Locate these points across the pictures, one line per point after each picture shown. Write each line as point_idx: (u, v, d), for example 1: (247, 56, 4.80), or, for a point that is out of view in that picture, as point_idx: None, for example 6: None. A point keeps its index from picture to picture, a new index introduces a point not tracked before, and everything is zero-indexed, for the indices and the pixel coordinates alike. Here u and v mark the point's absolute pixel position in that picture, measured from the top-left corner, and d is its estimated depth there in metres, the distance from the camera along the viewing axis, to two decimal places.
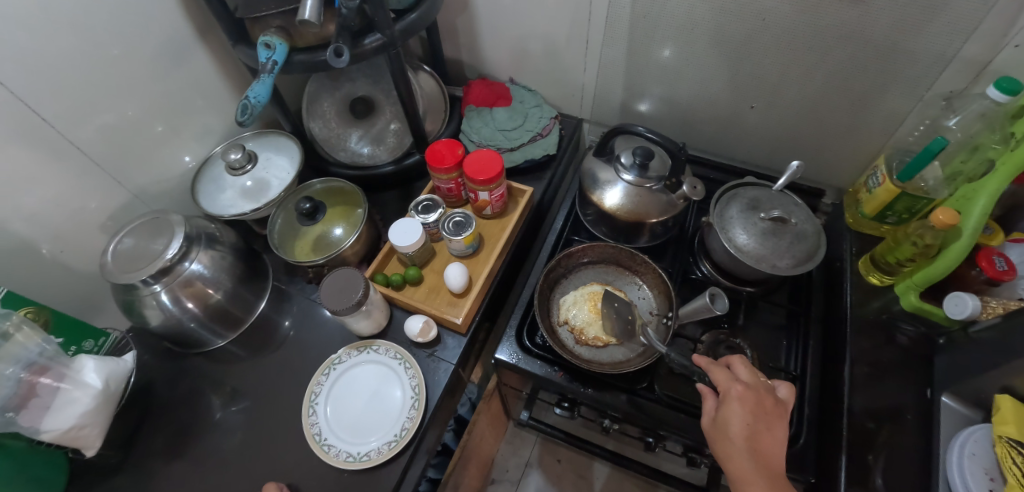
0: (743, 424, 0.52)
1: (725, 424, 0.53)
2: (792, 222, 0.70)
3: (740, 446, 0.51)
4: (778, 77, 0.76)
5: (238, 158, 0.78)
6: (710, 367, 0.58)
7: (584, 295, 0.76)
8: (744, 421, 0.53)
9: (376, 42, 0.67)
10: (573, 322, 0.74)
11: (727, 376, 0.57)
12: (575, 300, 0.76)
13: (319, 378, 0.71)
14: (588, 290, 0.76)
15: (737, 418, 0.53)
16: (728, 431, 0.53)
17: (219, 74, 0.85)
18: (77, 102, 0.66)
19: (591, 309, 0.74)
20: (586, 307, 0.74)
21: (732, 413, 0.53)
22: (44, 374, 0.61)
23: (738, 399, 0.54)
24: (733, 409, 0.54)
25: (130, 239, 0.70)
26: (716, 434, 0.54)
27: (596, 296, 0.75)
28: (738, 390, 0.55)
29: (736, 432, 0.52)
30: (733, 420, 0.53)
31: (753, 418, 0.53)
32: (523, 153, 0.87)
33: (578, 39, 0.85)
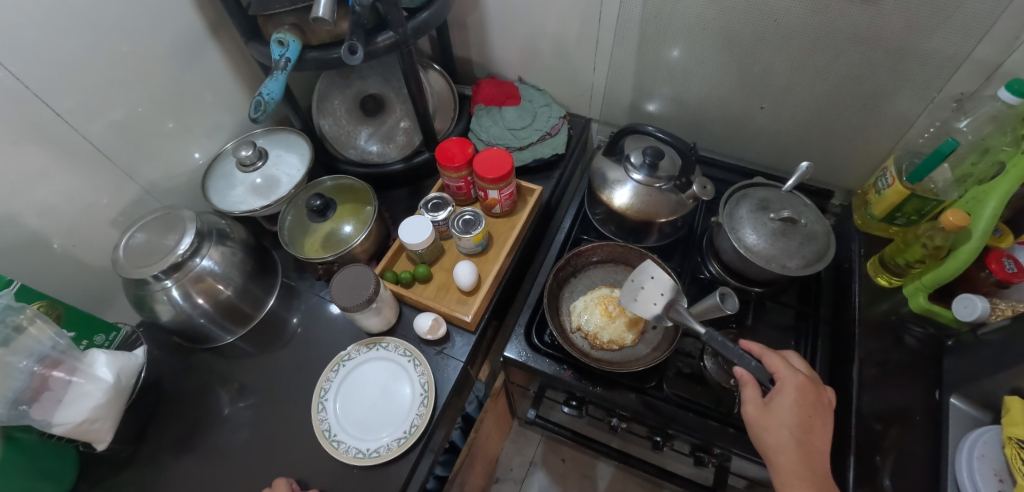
0: (796, 415, 0.52)
1: (777, 412, 0.53)
2: (801, 223, 0.70)
3: (788, 434, 0.52)
4: (789, 77, 0.76)
5: (249, 154, 0.78)
6: (767, 354, 0.57)
7: (596, 297, 0.76)
8: (797, 411, 0.53)
9: (389, 40, 0.67)
10: (586, 325, 0.74)
11: (786, 365, 0.56)
12: (586, 304, 0.76)
13: (329, 374, 0.71)
14: (598, 293, 0.77)
15: (791, 408, 0.53)
16: (779, 418, 0.53)
17: (230, 70, 0.85)
18: (90, 97, 0.67)
19: (603, 314, 0.74)
20: (598, 310, 0.75)
21: (785, 403, 0.53)
22: (57, 368, 0.62)
23: (795, 389, 0.54)
24: (787, 398, 0.53)
25: (142, 234, 0.70)
26: (762, 420, 0.53)
27: (607, 299, 0.75)
28: (798, 382, 0.54)
29: (788, 421, 0.52)
30: (786, 410, 0.53)
31: (807, 412, 0.53)
32: (532, 152, 0.87)
33: (588, 39, 0.85)
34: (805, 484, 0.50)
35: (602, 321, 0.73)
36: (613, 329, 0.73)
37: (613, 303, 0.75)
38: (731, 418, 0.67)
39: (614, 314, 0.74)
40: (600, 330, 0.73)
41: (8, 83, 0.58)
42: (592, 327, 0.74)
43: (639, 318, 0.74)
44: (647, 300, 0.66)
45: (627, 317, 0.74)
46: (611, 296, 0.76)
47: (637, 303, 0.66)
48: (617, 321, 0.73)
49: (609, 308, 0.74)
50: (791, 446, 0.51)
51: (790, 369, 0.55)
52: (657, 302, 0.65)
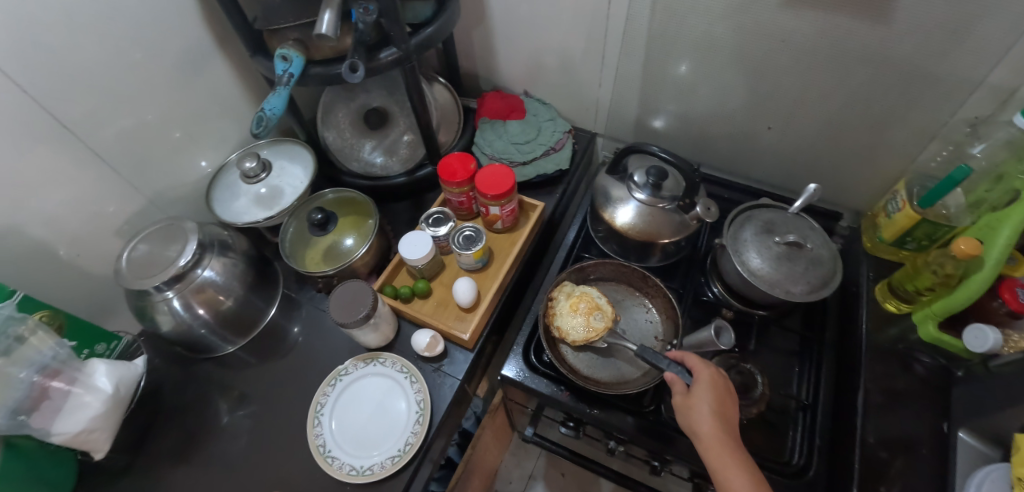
0: (714, 404, 0.55)
1: (695, 403, 0.55)
2: (807, 247, 0.69)
3: (707, 416, 0.54)
4: (796, 97, 0.75)
5: (253, 167, 0.79)
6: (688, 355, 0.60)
7: (577, 290, 0.72)
8: (714, 398, 0.55)
9: (392, 56, 0.67)
10: (555, 305, 0.72)
11: (702, 360, 0.59)
12: (567, 289, 0.72)
13: (326, 389, 0.71)
14: (584, 286, 0.72)
15: (710, 397, 0.55)
16: (700, 409, 0.55)
17: (237, 81, 0.86)
18: (98, 109, 0.68)
19: (569, 304, 0.70)
20: (570, 299, 0.71)
21: (702, 389, 0.56)
22: (56, 378, 0.62)
23: (710, 379, 0.57)
24: (705, 390, 0.56)
25: (145, 245, 0.71)
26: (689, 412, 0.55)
27: (586, 296, 0.71)
28: (709, 373, 0.57)
29: (707, 409, 0.54)
30: (704, 400, 0.55)
31: (722, 401, 0.55)
32: (536, 167, 0.86)
33: (593, 54, 0.84)
34: (735, 467, 0.51)
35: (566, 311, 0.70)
36: (569, 321, 0.69)
37: (587, 302, 0.70)
38: None
39: (582, 312, 0.69)
40: (561, 315, 0.70)
41: (12, 92, 0.58)
42: (558, 307, 0.71)
43: (599, 331, 0.68)
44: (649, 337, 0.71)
45: (589, 321, 0.69)
46: (590, 297, 0.71)
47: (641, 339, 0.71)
48: (581, 318, 0.69)
49: (581, 302, 0.70)
50: (712, 432, 0.53)
51: (703, 361, 0.59)
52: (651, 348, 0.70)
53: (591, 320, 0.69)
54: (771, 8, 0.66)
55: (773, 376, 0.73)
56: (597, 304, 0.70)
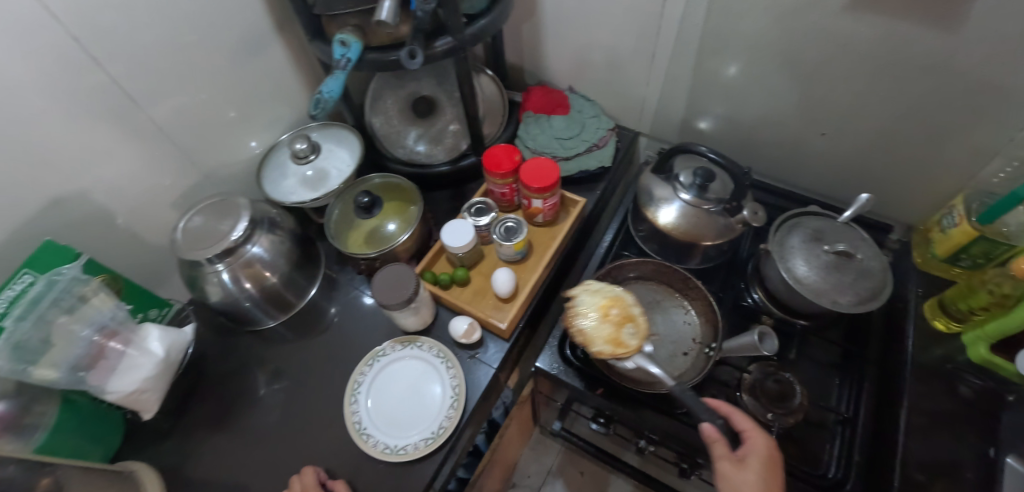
0: (765, 479, 0.53)
1: (745, 473, 0.53)
2: (857, 258, 0.67)
3: (756, 490, 0.51)
4: (852, 105, 0.73)
5: (303, 147, 0.81)
6: (742, 418, 0.57)
7: (610, 294, 0.68)
8: (766, 473, 0.53)
9: (446, 45, 0.68)
10: (576, 305, 0.67)
11: (758, 427, 0.56)
12: (598, 289, 0.69)
13: (364, 368, 0.73)
14: (620, 291, 0.69)
15: (762, 472, 0.53)
16: (750, 482, 0.52)
17: (291, 65, 0.88)
18: (162, 85, 0.71)
19: (598, 307, 0.66)
20: (600, 302, 0.67)
21: (755, 462, 0.54)
22: (113, 338, 0.66)
23: (765, 451, 0.55)
24: (757, 464, 0.53)
25: (199, 218, 0.73)
26: (735, 480, 0.53)
27: (618, 303, 0.66)
28: (767, 445, 0.55)
29: (758, 484, 0.52)
30: (755, 473, 0.53)
31: (773, 478, 0.53)
32: (578, 163, 0.86)
33: (643, 53, 0.83)
34: None
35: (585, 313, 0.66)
36: (593, 324, 0.65)
37: (620, 310, 0.66)
38: None
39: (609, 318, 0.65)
40: (586, 314, 0.66)
41: (84, 62, 0.61)
42: (580, 306, 0.67)
43: (627, 345, 0.63)
44: (686, 339, 0.70)
45: (618, 332, 0.64)
46: (624, 305, 0.67)
47: (679, 342, 0.70)
48: (611, 325, 0.65)
49: (612, 309, 0.66)
50: None
51: (757, 429, 0.56)
52: (689, 351, 0.69)
53: (621, 331, 0.64)
54: (833, 11, 0.64)
55: (814, 388, 0.71)
56: (627, 314, 0.66)
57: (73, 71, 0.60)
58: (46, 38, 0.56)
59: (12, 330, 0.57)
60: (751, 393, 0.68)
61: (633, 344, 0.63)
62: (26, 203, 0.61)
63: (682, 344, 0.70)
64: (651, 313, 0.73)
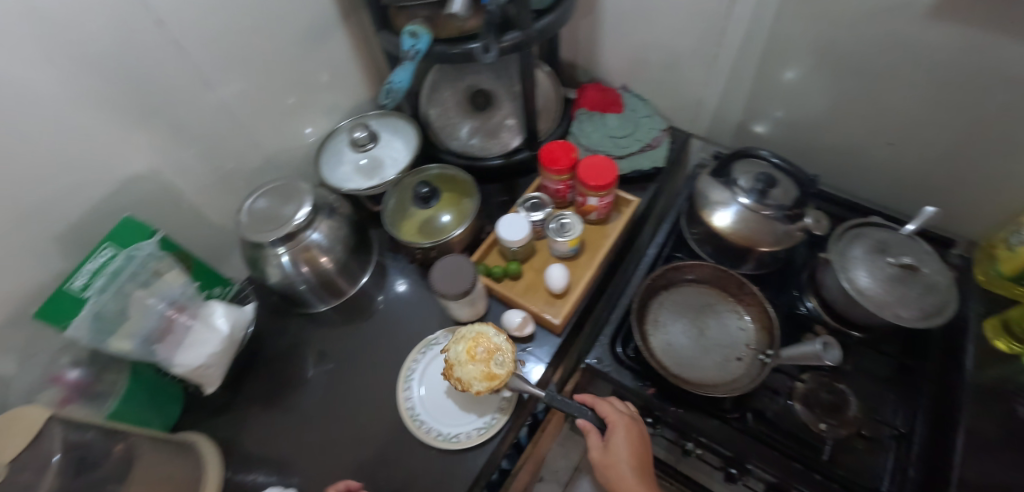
0: (629, 450, 0.62)
1: (613, 450, 0.62)
2: (921, 272, 0.66)
3: (625, 461, 0.61)
4: (923, 115, 0.71)
5: (362, 136, 0.83)
6: (598, 403, 0.67)
7: (471, 333, 0.65)
8: (627, 442, 0.63)
9: (514, 39, 0.68)
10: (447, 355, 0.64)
11: (613, 408, 0.66)
12: (461, 334, 0.65)
13: (417, 355, 0.75)
14: (480, 327, 0.65)
15: (625, 444, 0.62)
16: (618, 455, 0.62)
17: (351, 53, 0.89)
18: (233, 69, 0.72)
19: (465, 346, 0.63)
20: (465, 346, 0.63)
21: (617, 436, 0.63)
22: (182, 312, 0.68)
23: (623, 425, 0.64)
24: (621, 436, 0.63)
25: (263, 200, 0.75)
26: (606, 459, 0.62)
27: (480, 338, 0.64)
28: (622, 420, 0.65)
29: (625, 455, 0.62)
30: (619, 446, 0.62)
31: (637, 447, 0.63)
32: (632, 163, 0.86)
33: (704, 54, 0.82)
34: None
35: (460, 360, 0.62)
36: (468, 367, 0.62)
37: (484, 344, 0.63)
38: (818, 464, 0.64)
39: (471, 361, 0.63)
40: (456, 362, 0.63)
41: (161, 41, 0.62)
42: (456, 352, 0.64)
43: (498, 377, 0.61)
44: (739, 344, 0.70)
45: (489, 368, 0.62)
46: (488, 339, 0.64)
47: (731, 347, 0.70)
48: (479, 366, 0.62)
49: (477, 348, 0.63)
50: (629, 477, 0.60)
51: (614, 407, 0.66)
52: (743, 357, 0.69)
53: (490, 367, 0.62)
54: (913, 19, 0.63)
55: (869, 400, 0.69)
56: (493, 346, 0.63)
57: (151, 50, 0.62)
58: (127, 14, 0.57)
59: (94, 300, 0.60)
60: (803, 402, 0.69)
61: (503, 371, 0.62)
62: (106, 179, 0.64)
63: (735, 348, 0.70)
64: (704, 316, 0.73)
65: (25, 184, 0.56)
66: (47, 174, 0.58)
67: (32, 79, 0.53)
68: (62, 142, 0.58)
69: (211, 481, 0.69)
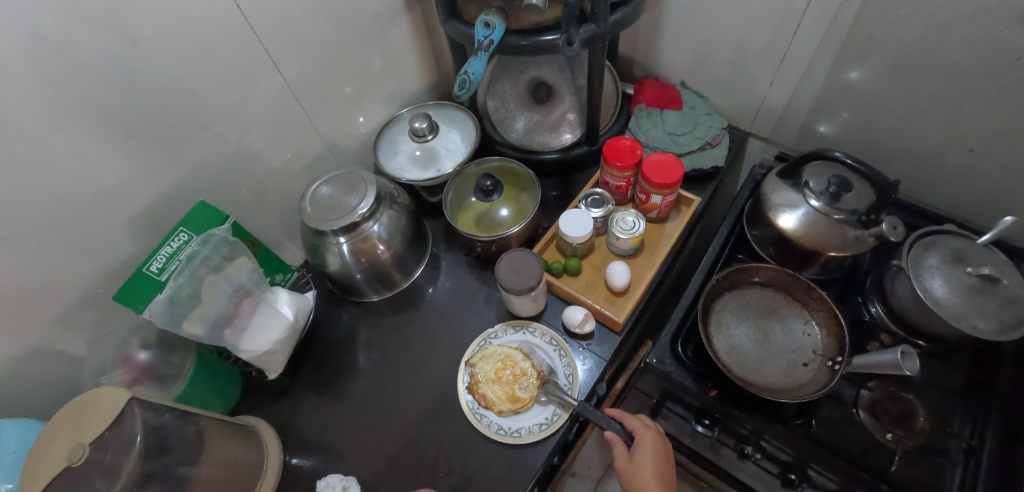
0: (656, 467, 0.60)
1: (639, 462, 0.61)
2: (1002, 284, 0.64)
3: (651, 477, 0.59)
4: (1007, 122, 0.69)
5: (422, 127, 0.82)
6: (627, 414, 0.66)
7: (500, 354, 0.73)
8: (651, 461, 0.60)
9: (589, 33, 0.67)
10: (475, 372, 0.73)
11: (640, 424, 0.65)
12: (490, 353, 0.73)
13: (476, 348, 0.76)
14: (509, 349, 0.73)
15: (652, 460, 0.61)
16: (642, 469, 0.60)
17: (411, 42, 0.89)
18: (304, 56, 0.72)
19: (496, 369, 0.72)
20: (494, 365, 0.72)
21: (645, 452, 0.61)
22: (247, 298, 0.69)
23: (649, 441, 0.63)
24: (649, 453, 0.61)
25: (327, 189, 0.75)
26: (630, 470, 0.61)
27: (508, 362, 0.72)
28: (650, 437, 0.63)
29: (650, 471, 0.59)
30: (646, 461, 0.60)
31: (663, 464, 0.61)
32: (692, 161, 0.84)
33: (774, 51, 0.81)
34: None
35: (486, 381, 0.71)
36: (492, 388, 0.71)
37: (511, 369, 0.71)
38: (886, 475, 0.63)
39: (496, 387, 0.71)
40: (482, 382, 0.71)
41: (237, 23, 0.62)
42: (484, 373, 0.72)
43: (520, 401, 0.69)
44: (805, 350, 0.69)
45: (513, 390, 0.70)
46: (514, 363, 0.72)
47: (797, 352, 0.69)
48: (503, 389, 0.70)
49: (505, 370, 0.71)
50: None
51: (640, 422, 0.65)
52: (809, 362, 0.68)
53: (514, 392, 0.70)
54: (1005, 21, 0.61)
55: (938, 413, 0.68)
56: (519, 371, 0.71)
57: (227, 33, 0.61)
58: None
59: (171, 284, 0.61)
60: (869, 411, 0.68)
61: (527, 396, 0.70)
62: (180, 161, 0.64)
63: (801, 354, 0.69)
64: (769, 320, 0.72)
65: (106, 163, 0.57)
66: (127, 155, 0.59)
67: (117, 58, 0.53)
68: (141, 123, 0.58)
69: (273, 465, 0.69)
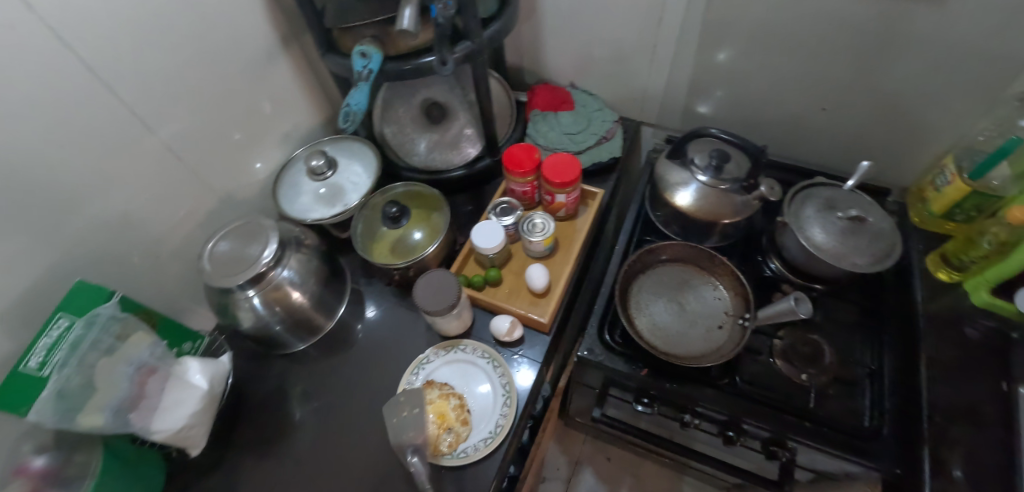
0: None
1: None
2: (869, 221, 0.72)
3: None
4: (845, 81, 0.79)
5: (320, 164, 0.81)
6: None
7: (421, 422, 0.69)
8: None
9: (466, 49, 0.70)
10: None
11: None
12: None
13: (410, 377, 0.73)
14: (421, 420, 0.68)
15: None
16: None
17: (294, 81, 0.87)
18: (178, 111, 0.69)
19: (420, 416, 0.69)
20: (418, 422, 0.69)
21: None
22: (153, 375, 0.64)
23: None
24: None
25: (226, 242, 0.72)
26: None
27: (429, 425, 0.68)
28: None
29: None
30: None
31: None
32: (590, 156, 0.88)
33: (645, 44, 0.86)
34: None
35: (410, 439, 0.67)
36: None
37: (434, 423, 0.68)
38: (807, 413, 0.68)
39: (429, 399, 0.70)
40: None
41: (94, 86, 0.58)
42: None
43: (461, 418, 0.69)
44: (718, 315, 0.73)
45: (448, 418, 0.69)
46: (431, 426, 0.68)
47: (710, 317, 0.73)
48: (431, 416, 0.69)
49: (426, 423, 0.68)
50: None
51: None
52: (724, 324, 0.72)
53: (444, 416, 0.69)
54: None
55: (841, 348, 0.75)
56: (439, 425, 0.68)
57: (85, 100, 0.58)
58: (50, 63, 0.53)
59: (57, 377, 0.56)
60: (784, 358, 0.73)
61: (461, 420, 0.69)
62: (50, 241, 0.59)
63: (715, 319, 0.72)
64: (683, 293, 0.75)
65: None
66: None
67: None
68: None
69: None
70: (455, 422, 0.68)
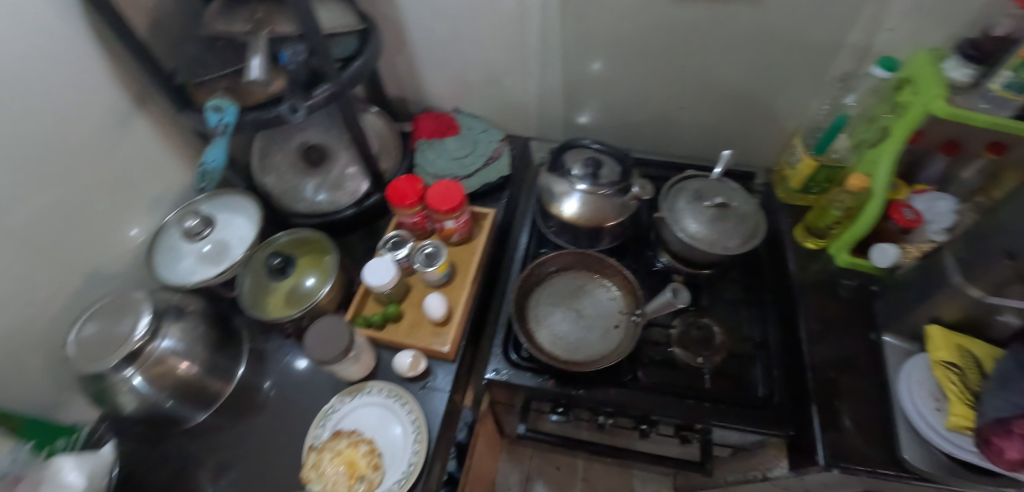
0: None
1: None
2: (732, 206, 0.77)
3: None
4: (698, 80, 0.85)
5: (195, 224, 0.77)
6: None
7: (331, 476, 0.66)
8: None
9: (326, 91, 0.69)
10: (315, 469, 0.67)
11: None
12: (320, 476, 0.66)
13: (316, 431, 0.71)
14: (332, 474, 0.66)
15: None
16: None
17: (158, 141, 0.83)
18: (16, 189, 0.62)
19: (330, 470, 0.66)
20: (328, 477, 0.66)
21: None
22: (18, 484, 0.58)
23: None
24: None
25: (93, 323, 0.67)
26: None
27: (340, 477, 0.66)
28: None
29: None
30: None
31: None
32: (479, 178, 0.90)
33: (515, 64, 0.89)
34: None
35: None
36: (330, 478, 0.66)
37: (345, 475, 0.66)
38: (705, 393, 0.72)
39: (338, 451, 0.68)
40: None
41: None
42: (324, 465, 0.67)
43: (373, 463, 0.67)
44: (612, 315, 0.75)
45: (359, 467, 0.67)
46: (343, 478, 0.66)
47: (605, 318, 0.75)
48: (341, 468, 0.66)
49: (337, 476, 0.66)
50: None
51: None
52: (619, 323, 0.74)
53: (355, 465, 0.67)
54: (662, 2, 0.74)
55: (730, 326, 0.80)
56: (351, 475, 0.66)
57: None
58: None
59: None
60: (680, 345, 0.76)
61: (372, 465, 0.67)
62: None
63: (609, 319, 0.75)
64: (578, 299, 0.77)
65: None
66: None
67: None
68: None
69: None
70: (367, 469, 0.66)
